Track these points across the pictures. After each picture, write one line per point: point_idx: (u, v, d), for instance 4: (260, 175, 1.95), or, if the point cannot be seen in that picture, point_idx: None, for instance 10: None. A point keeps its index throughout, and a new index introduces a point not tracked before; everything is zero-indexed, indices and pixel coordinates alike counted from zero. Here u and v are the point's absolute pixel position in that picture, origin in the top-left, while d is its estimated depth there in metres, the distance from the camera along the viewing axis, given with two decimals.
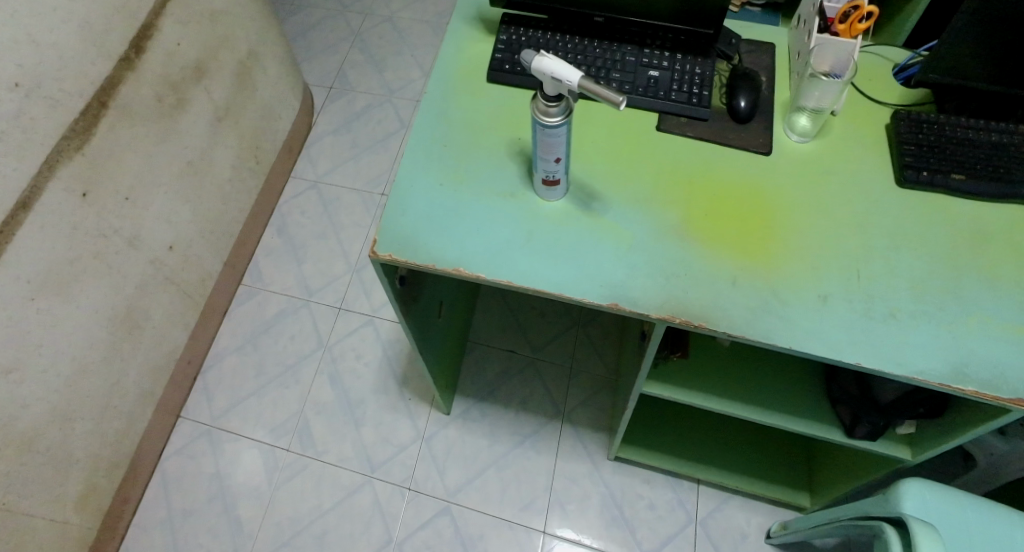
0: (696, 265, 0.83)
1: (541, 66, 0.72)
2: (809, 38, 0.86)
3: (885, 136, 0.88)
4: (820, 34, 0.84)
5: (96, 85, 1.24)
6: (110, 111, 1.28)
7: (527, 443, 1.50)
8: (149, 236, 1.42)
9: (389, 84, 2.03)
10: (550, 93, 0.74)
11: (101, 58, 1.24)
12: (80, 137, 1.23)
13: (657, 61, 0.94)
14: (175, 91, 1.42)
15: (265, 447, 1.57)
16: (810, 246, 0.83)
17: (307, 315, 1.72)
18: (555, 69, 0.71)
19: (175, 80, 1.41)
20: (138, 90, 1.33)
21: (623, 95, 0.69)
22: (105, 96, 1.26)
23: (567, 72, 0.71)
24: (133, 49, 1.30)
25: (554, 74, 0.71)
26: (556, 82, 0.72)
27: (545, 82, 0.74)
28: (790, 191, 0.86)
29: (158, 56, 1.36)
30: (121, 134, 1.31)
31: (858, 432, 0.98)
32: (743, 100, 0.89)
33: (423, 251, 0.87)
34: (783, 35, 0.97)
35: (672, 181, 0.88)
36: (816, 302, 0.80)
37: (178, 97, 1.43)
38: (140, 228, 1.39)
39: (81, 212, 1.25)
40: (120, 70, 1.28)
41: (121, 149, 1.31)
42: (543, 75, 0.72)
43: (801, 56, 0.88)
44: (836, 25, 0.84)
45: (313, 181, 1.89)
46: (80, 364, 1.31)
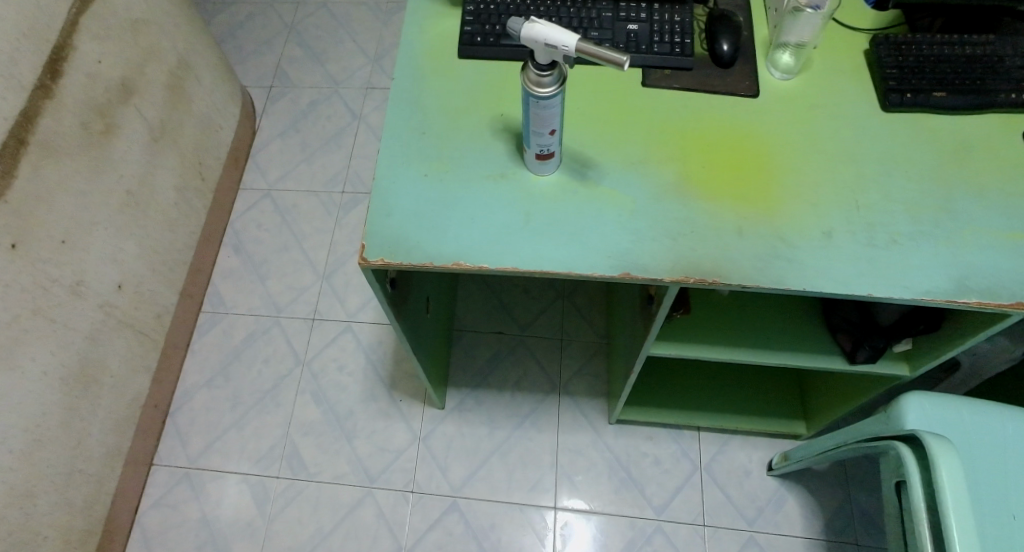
0: (700, 219, 0.80)
1: (533, 33, 0.68)
2: None
3: (865, 63, 0.88)
4: None
5: (10, 122, 1.17)
6: (30, 147, 1.21)
7: (527, 423, 1.46)
8: (94, 281, 1.35)
9: (333, 76, 1.95)
10: (542, 61, 0.71)
11: (13, 91, 1.18)
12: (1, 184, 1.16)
13: (634, 14, 0.91)
14: (103, 116, 1.36)
15: (252, 479, 1.50)
16: (807, 183, 0.81)
17: (278, 333, 1.66)
18: (549, 36, 0.67)
19: (101, 104, 1.36)
20: (60, 121, 1.27)
21: (625, 54, 0.66)
22: (22, 133, 1.19)
23: (562, 37, 0.67)
24: (48, 75, 1.25)
25: (548, 41, 0.68)
26: (550, 49, 0.68)
27: (537, 50, 0.70)
28: (782, 132, 0.84)
29: (79, 78, 1.31)
30: (45, 173, 1.24)
31: (859, 357, 0.91)
32: (726, 44, 0.88)
33: (417, 250, 0.84)
34: None
35: (662, 137, 0.86)
36: (821, 239, 0.77)
37: (106, 122, 1.37)
38: (81, 273, 1.32)
39: (14, 267, 1.18)
40: (36, 101, 1.22)
41: (49, 187, 1.25)
42: (535, 43, 0.69)
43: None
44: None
45: (265, 190, 1.83)
46: (34, 436, 1.22)
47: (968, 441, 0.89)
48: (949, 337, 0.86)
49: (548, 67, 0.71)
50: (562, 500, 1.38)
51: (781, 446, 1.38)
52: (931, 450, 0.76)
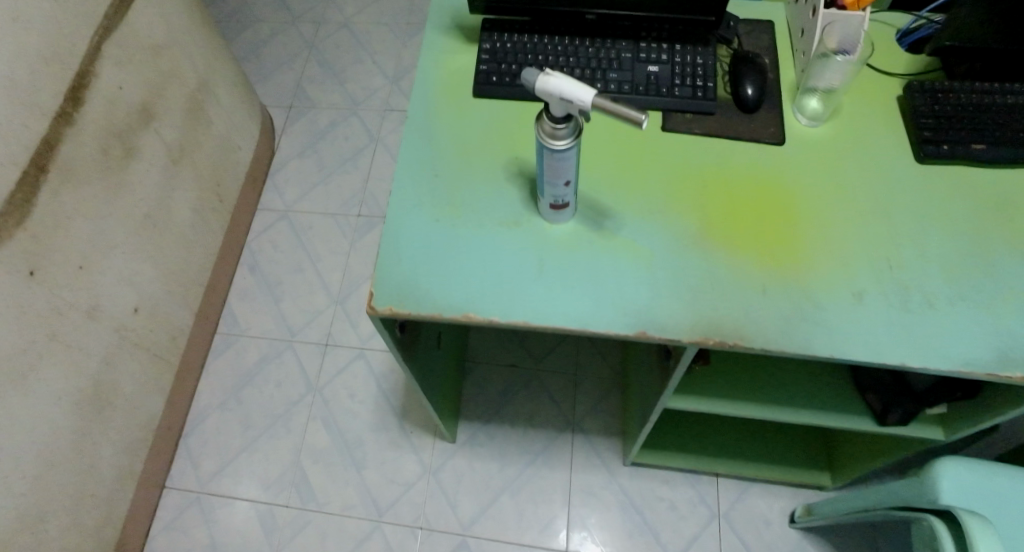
0: (722, 274, 0.77)
1: (547, 86, 0.66)
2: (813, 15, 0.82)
3: (898, 110, 0.83)
4: (827, 10, 0.79)
5: (31, 149, 1.16)
6: (50, 174, 1.20)
7: (539, 461, 1.42)
8: (109, 304, 1.35)
9: (352, 95, 1.94)
10: (557, 114, 0.69)
11: (35, 119, 1.17)
12: (20, 211, 1.15)
13: (655, 55, 0.88)
14: (121, 140, 1.35)
15: (262, 506, 1.49)
16: (836, 239, 0.77)
17: (291, 357, 1.65)
18: (566, 90, 0.65)
19: (121, 129, 1.35)
20: (80, 147, 1.26)
21: (644, 111, 0.63)
22: (42, 160, 1.19)
23: (579, 92, 0.65)
24: (70, 102, 1.23)
25: (564, 95, 0.65)
26: (565, 103, 0.66)
27: (552, 102, 0.68)
28: (811, 181, 0.80)
29: (100, 103, 1.30)
30: (65, 199, 1.24)
31: (890, 420, 0.87)
32: (750, 87, 0.84)
33: (426, 298, 0.82)
34: (780, 10, 0.92)
35: (685, 184, 0.82)
36: (851, 301, 0.73)
37: (126, 146, 1.36)
38: (97, 297, 1.32)
39: (31, 293, 1.17)
40: (57, 127, 1.21)
41: (68, 213, 1.25)
42: (550, 96, 0.66)
43: (806, 33, 0.84)
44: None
45: (282, 211, 1.82)
46: (46, 460, 1.22)
47: (1007, 509, 0.85)
48: (986, 407, 0.82)
49: (563, 120, 0.69)
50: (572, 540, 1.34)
51: (803, 496, 1.33)
52: (964, 527, 0.73)
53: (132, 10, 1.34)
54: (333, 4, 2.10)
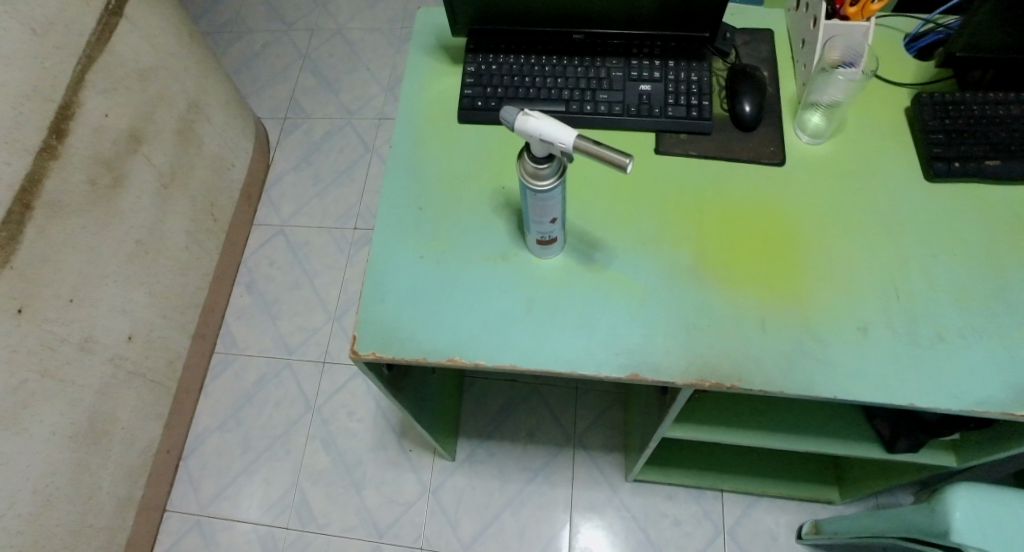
0: (719, 308, 0.74)
1: (526, 126, 0.66)
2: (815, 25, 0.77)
3: (906, 123, 0.79)
4: (829, 21, 0.74)
5: (15, 187, 1.15)
6: (36, 211, 1.18)
7: (539, 477, 1.39)
8: (103, 336, 1.32)
9: (346, 105, 1.87)
10: (539, 153, 0.69)
11: (17, 156, 1.15)
12: (6, 249, 1.13)
13: (647, 72, 0.84)
14: (110, 169, 1.33)
15: (262, 528, 1.46)
16: (838, 266, 0.73)
17: (289, 376, 1.62)
18: (545, 132, 0.65)
19: (108, 158, 1.32)
20: (67, 180, 1.24)
21: (629, 154, 0.62)
22: (27, 196, 1.17)
23: (559, 133, 0.65)
24: (54, 135, 1.21)
25: (543, 136, 0.66)
26: (546, 143, 0.66)
27: (533, 142, 0.68)
28: (811, 205, 0.76)
29: (86, 133, 1.27)
30: (53, 234, 1.21)
31: (899, 447, 0.83)
32: (747, 104, 0.80)
33: (410, 341, 0.82)
34: (779, 18, 0.87)
35: (678, 214, 0.79)
36: (857, 335, 0.69)
37: (114, 175, 1.34)
38: (91, 328, 1.29)
39: (20, 331, 1.15)
40: (41, 163, 1.19)
41: (56, 248, 1.22)
42: (530, 135, 0.67)
43: (807, 46, 0.78)
44: (846, 8, 0.75)
45: (278, 226, 1.77)
46: (43, 496, 1.20)
47: None
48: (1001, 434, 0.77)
49: (544, 159, 0.69)
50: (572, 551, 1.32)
51: (811, 511, 1.29)
52: None
53: (115, 37, 1.31)
54: (325, 10, 2.03)
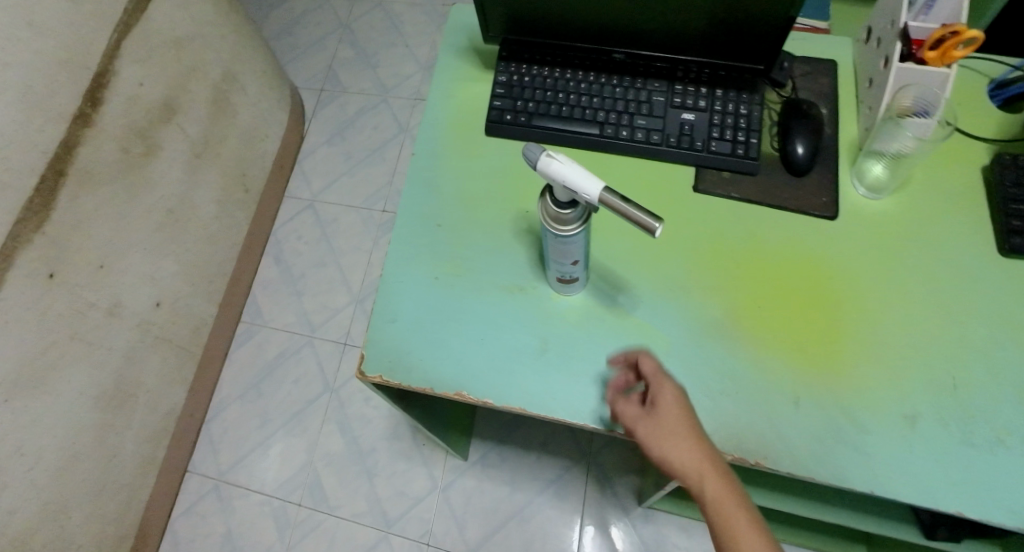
0: (748, 375, 0.68)
1: (551, 171, 0.62)
2: (885, 67, 0.71)
3: (983, 188, 0.72)
4: (900, 63, 0.68)
5: (49, 154, 1.12)
6: (69, 178, 1.15)
7: (550, 490, 1.37)
8: (131, 302, 1.31)
9: (383, 82, 1.81)
10: (562, 198, 0.65)
11: (50, 123, 1.12)
12: (39, 215, 1.11)
13: (691, 100, 0.78)
14: (143, 138, 1.29)
15: (275, 502, 1.48)
16: (888, 346, 0.67)
17: (310, 354, 1.61)
18: (571, 181, 0.61)
19: (142, 126, 1.29)
20: (99, 148, 1.20)
21: (658, 217, 0.58)
22: (60, 163, 1.14)
23: (586, 183, 0.61)
24: (87, 103, 1.18)
25: (568, 184, 0.62)
26: (570, 191, 0.62)
27: (556, 186, 0.64)
28: (865, 272, 0.71)
29: (119, 103, 1.23)
30: (84, 202, 1.18)
31: (938, 534, 0.80)
32: (801, 146, 0.73)
33: (418, 369, 0.80)
34: (846, 49, 0.80)
35: (717, 263, 0.74)
36: (903, 427, 0.65)
37: (147, 144, 1.30)
38: (119, 295, 1.28)
39: (49, 296, 1.14)
40: (75, 131, 1.16)
41: (88, 216, 1.20)
42: (554, 180, 0.63)
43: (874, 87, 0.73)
44: (925, 51, 0.68)
45: (308, 200, 1.74)
46: (69, 453, 1.21)
47: None
48: None
49: (568, 205, 0.65)
50: (581, 531, 1.33)
51: None
52: None
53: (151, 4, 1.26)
54: None
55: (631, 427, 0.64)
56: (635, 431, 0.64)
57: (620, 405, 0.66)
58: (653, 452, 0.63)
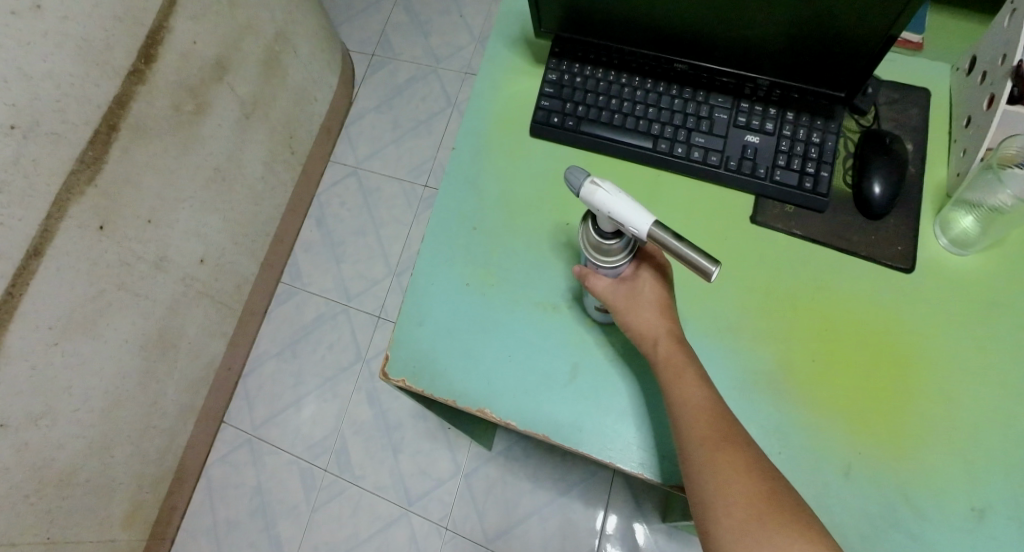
0: (800, 439, 0.64)
1: (594, 199, 0.56)
2: (990, 107, 0.65)
3: None
4: (1010, 106, 0.63)
5: (103, 108, 1.08)
6: (121, 133, 1.11)
7: (573, 492, 1.36)
8: (177, 256, 1.28)
9: (435, 50, 1.74)
10: (606, 227, 0.59)
11: (106, 77, 1.08)
12: (91, 168, 1.08)
13: (757, 121, 0.71)
14: (195, 96, 1.23)
15: (303, 464, 1.50)
16: (959, 425, 0.63)
17: (345, 322, 1.59)
18: (617, 212, 0.55)
19: (195, 84, 1.23)
20: (152, 103, 1.15)
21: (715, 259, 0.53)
22: (114, 117, 1.10)
23: (632, 215, 0.55)
24: (142, 59, 1.12)
25: (613, 215, 0.55)
26: (615, 222, 0.56)
27: (600, 215, 0.58)
28: (942, 338, 0.66)
29: (173, 60, 1.17)
30: (136, 155, 1.14)
31: None
32: (878, 185, 0.68)
33: (443, 380, 0.77)
34: (943, 77, 0.73)
35: (777, 312, 0.69)
36: (970, 519, 0.61)
37: (198, 102, 1.24)
38: (165, 249, 1.25)
39: (99, 248, 1.12)
40: (128, 87, 1.11)
41: (138, 171, 1.15)
42: (597, 210, 0.57)
43: (973, 128, 0.67)
44: None
45: (352, 166, 1.71)
46: (113, 397, 1.22)
47: None
48: None
49: (613, 236, 0.59)
50: (604, 523, 1.33)
51: None
52: None
53: None
54: None
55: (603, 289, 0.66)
56: (607, 298, 0.66)
57: (593, 281, 0.66)
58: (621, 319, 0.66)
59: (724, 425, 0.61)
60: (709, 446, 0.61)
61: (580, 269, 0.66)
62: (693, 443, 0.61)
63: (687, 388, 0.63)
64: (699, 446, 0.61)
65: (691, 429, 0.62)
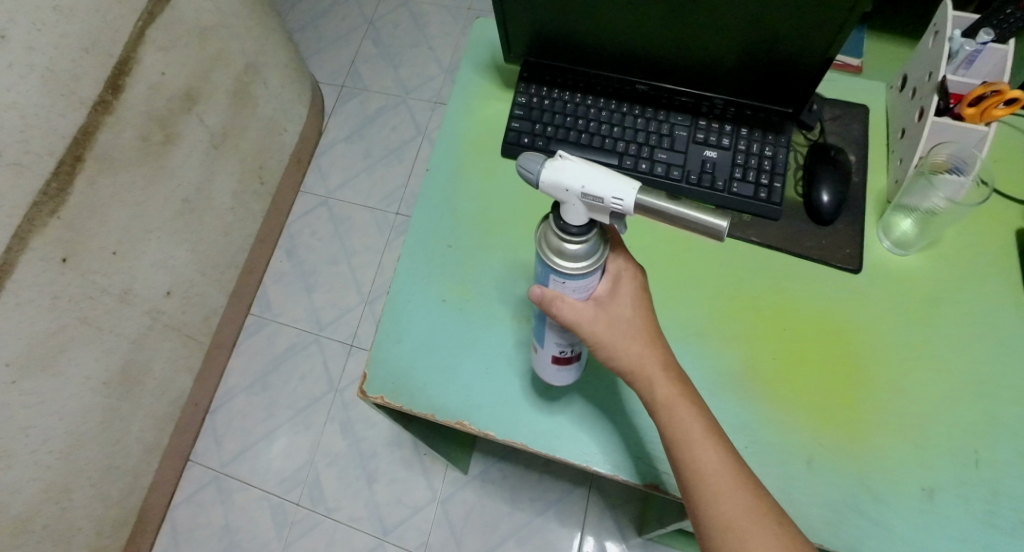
0: (763, 433, 0.68)
1: (566, 176, 0.54)
2: (921, 118, 0.71)
3: (1017, 248, 0.73)
4: (938, 118, 0.69)
5: (68, 139, 1.08)
6: (86, 163, 1.11)
7: (550, 512, 1.37)
8: (143, 289, 1.28)
9: (405, 82, 1.79)
10: (572, 220, 0.56)
11: (73, 109, 1.08)
12: (55, 200, 1.07)
13: (715, 137, 0.77)
14: (163, 126, 1.25)
15: (274, 499, 1.48)
16: (909, 413, 0.67)
17: (317, 351, 1.59)
18: (595, 183, 0.53)
19: (163, 115, 1.24)
20: (119, 134, 1.16)
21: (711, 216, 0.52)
22: (79, 149, 1.10)
23: (610, 185, 0.53)
24: (109, 90, 1.14)
25: (589, 189, 0.54)
26: (589, 200, 0.54)
27: (569, 202, 0.56)
28: (890, 334, 0.71)
29: (141, 91, 1.19)
30: (102, 186, 1.15)
31: None
32: (826, 194, 0.73)
33: (422, 395, 0.79)
34: (879, 95, 0.80)
35: (739, 316, 0.73)
36: (922, 499, 0.65)
37: (166, 132, 1.26)
38: (131, 281, 1.25)
39: (62, 281, 1.11)
40: (94, 118, 1.12)
41: (105, 201, 1.16)
42: (569, 189, 0.55)
43: (907, 139, 0.73)
44: (964, 107, 0.69)
45: (323, 196, 1.73)
46: (74, 436, 1.19)
47: None
48: None
49: (580, 231, 0.57)
50: (581, 543, 1.34)
51: None
52: None
53: None
54: None
55: (588, 325, 0.62)
56: (585, 328, 0.62)
57: (565, 306, 0.61)
58: (601, 347, 0.64)
59: (745, 498, 0.60)
60: (731, 527, 0.59)
61: (549, 291, 0.61)
62: (712, 521, 0.60)
63: (703, 456, 0.61)
64: (721, 525, 0.60)
65: (710, 503, 0.60)
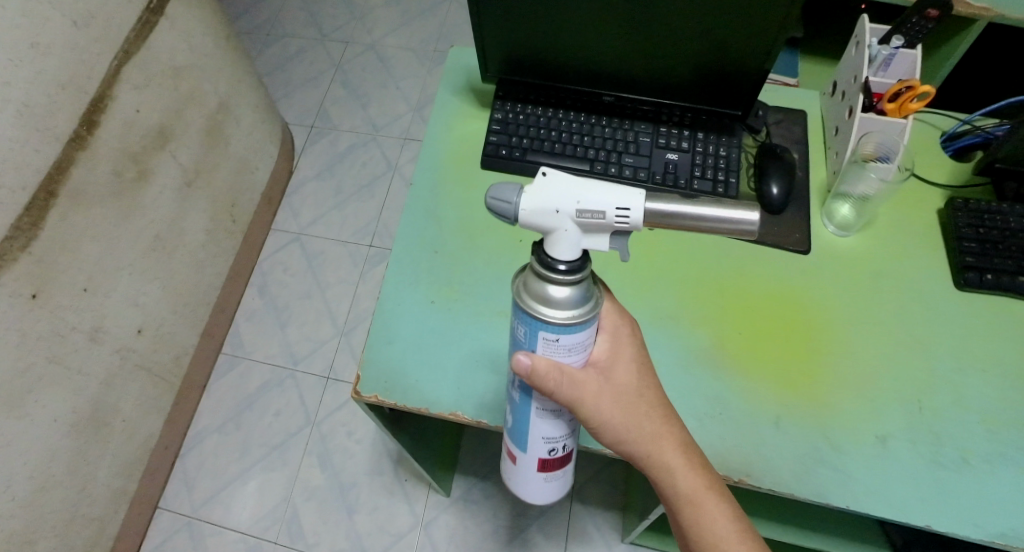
0: (733, 400, 0.74)
1: (555, 199, 0.53)
2: (850, 115, 0.82)
3: (940, 226, 0.83)
4: (864, 114, 0.80)
5: (42, 174, 1.10)
6: (60, 199, 1.13)
7: (534, 526, 1.40)
8: (113, 326, 1.28)
9: (373, 121, 1.88)
10: (561, 255, 0.54)
11: (47, 143, 1.11)
12: (27, 234, 1.08)
13: (675, 141, 0.86)
14: (136, 162, 1.29)
15: (251, 539, 1.45)
16: (860, 374, 0.75)
17: (293, 386, 1.60)
18: (591, 194, 0.52)
19: (136, 151, 1.28)
20: (94, 168, 1.19)
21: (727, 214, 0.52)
22: (53, 184, 1.12)
23: (605, 198, 0.52)
24: (84, 125, 1.17)
25: (585, 202, 0.52)
26: (584, 219, 0.52)
27: (559, 230, 0.53)
28: (839, 308, 0.79)
29: (115, 127, 1.23)
30: (75, 220, 1.17)
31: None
32: (775, 186, 0.82)
33: (414, 391, 0.83)
34: (814, 101, 0.91)
35: (705, 300, 0.80)
36: (876, 446, 0.72)
37: (139, 169, 1.29)
38: (101, 318, 1.25)
39: (32, 316, 1.11)
40: (69, 152, 1.15)
41: (78, 235, 1.18)
42: (560, 210, 0.53)
43: (841, 135, 0.83)
44: (885, 103, 0.81)
45: (295, 233, 1.77)
46: (39, 480, 1.16)
47: None
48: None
49: (569, 270, 0.54)
50: None
51: None
52: None
53: (153, 33, 1.26)
54: (362, 23, 2.05)
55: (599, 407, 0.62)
56: (592, 406, 0.61)
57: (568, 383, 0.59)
58: (608, 423, 0.63)
59: None
60: None
61: (541, 361, 0.58)
62: None
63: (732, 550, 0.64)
64: None
65: None
